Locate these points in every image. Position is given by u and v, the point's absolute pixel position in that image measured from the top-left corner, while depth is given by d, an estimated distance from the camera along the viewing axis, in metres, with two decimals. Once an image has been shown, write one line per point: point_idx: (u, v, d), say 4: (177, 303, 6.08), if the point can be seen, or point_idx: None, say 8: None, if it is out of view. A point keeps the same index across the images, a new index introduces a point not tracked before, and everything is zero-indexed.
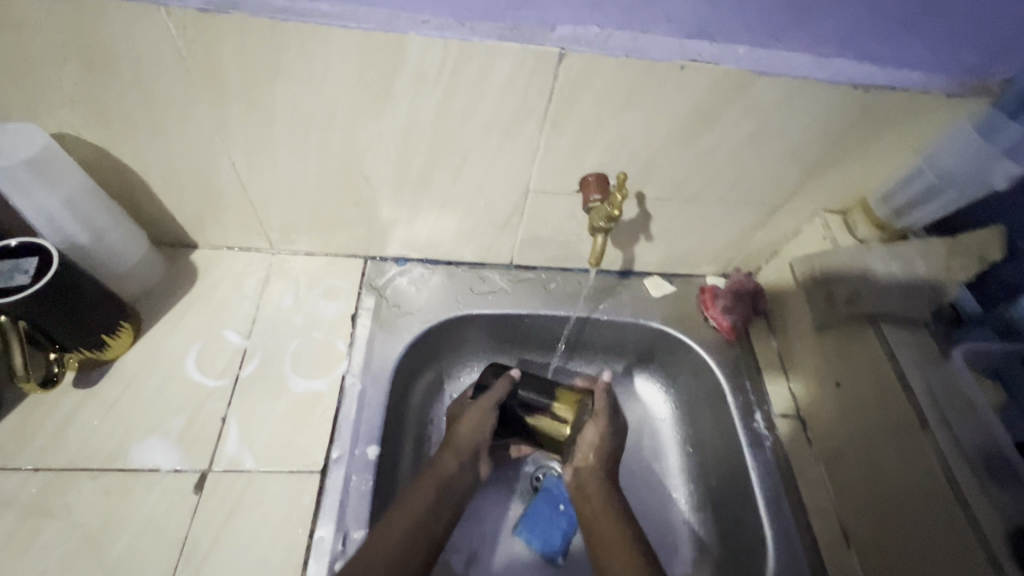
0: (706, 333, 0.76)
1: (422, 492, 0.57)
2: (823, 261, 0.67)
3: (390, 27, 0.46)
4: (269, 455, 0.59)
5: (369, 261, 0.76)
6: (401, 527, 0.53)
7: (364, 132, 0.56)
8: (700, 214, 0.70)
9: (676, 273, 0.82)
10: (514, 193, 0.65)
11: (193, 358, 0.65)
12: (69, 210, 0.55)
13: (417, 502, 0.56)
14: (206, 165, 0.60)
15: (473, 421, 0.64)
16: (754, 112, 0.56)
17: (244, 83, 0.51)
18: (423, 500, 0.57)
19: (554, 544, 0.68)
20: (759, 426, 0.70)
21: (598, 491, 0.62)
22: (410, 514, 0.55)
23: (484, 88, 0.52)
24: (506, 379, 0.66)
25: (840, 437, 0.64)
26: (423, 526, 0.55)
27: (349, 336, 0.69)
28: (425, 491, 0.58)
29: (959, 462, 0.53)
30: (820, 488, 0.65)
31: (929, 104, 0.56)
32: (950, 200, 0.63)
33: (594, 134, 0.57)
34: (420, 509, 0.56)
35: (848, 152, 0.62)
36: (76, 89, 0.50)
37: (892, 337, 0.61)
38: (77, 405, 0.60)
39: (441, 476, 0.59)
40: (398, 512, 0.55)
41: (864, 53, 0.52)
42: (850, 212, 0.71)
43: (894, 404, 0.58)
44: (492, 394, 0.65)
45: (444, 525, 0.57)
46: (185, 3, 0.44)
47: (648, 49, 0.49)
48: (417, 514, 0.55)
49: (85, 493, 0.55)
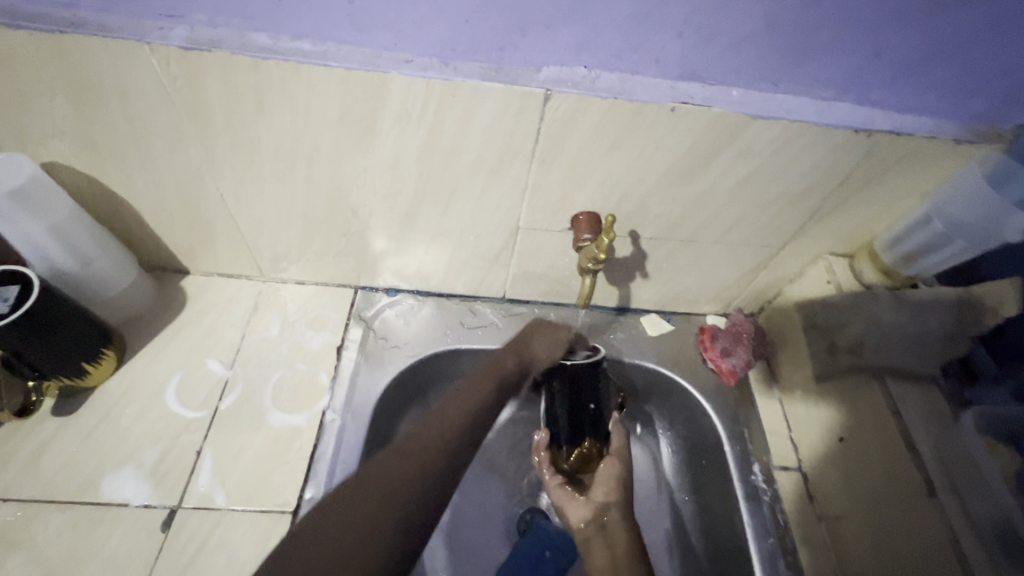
0: (703, 376, 0.73)
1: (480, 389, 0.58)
2: (825, 307, 0.65)
3: (372, 66, 0.46)
4: (241, 492, 0.58)
5: (359, 290, 0.75)
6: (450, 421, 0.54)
7: (350, 166, 0.55)
8: (698, 254, 0.68)
9: (675, 311, 0.79)
10: (505, 228, 0.63)
11: (174, 387, 0.64)
12: (57, 239, 0.56)
13: (471, 397, 0.57)
14: (194, 195, 0.60)
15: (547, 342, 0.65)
16: (749, 155, 0.54)
17: (229, 117, 0.51)
18: (479, 398, 0.57)
19: None
20: (757, 479, 0.65)
21: (620, 533, 0.56)
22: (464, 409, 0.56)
23: (470, 127, 0.51)
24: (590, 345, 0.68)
25: (845, 498, 0.60)
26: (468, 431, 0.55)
27: (333, 369, 0.68)
28: (484, 386, 0.59)
29: (968, 534, 0.50)
30: (824, 553, 0.60)
31: (936, 150, 0.53)
32: (958, 251, 0.60)
33: (584, 175, 0.56)
34: (470, 407, 0.56)
35: (854, 196, 0.59)
36: (65, 122, 0.51)
37: (898, 393, 0.59)
38: (53, 432, 0.60)
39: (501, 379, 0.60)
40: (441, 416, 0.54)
41: (865, 96, 0.50)
42: (856, 256, 0.68)
43: (900, 468, 0.55)
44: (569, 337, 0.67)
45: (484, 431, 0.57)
46: (168, 40, 0.44)
47: (636, 91, 0.48)
48: (471, 408, 0.56)
49: (51, 526, 0.54)
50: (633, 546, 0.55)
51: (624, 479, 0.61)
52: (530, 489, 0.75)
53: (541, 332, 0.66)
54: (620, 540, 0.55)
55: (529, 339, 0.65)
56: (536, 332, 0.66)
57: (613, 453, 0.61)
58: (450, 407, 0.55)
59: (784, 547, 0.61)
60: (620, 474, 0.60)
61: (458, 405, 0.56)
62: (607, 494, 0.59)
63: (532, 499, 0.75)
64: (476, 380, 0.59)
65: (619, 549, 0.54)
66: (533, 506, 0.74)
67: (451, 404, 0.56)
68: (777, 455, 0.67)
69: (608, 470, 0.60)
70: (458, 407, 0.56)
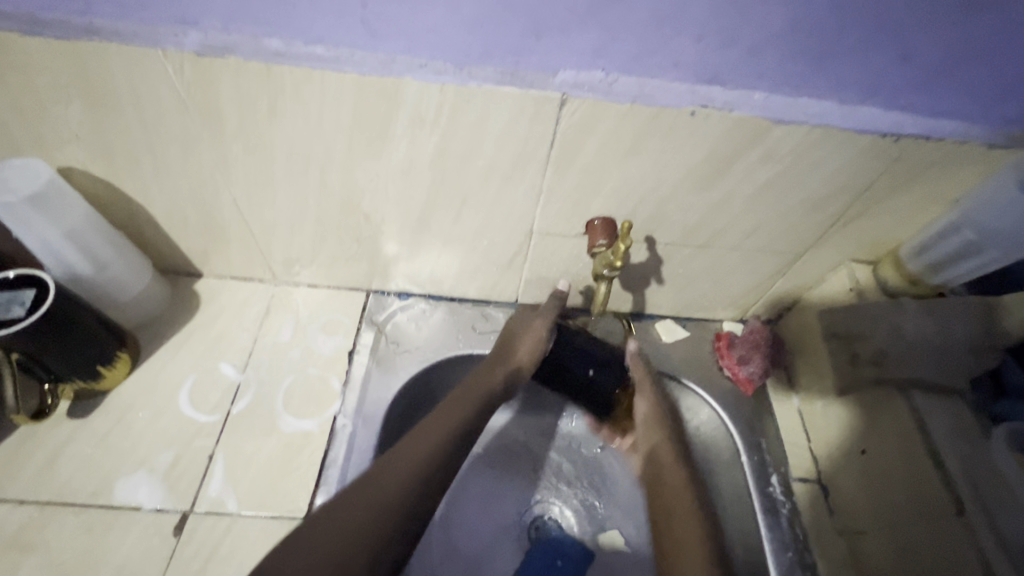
0: (720, 384, 0.72)
1: (466, 400, 0.59)
2: (847, 315, 0.64)
3: (386, 70, 0.45)
4: (253, 497, 0.58)
5: (371, 294, 0.74)
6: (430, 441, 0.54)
7: (362, 171, 0.55)
8: (716, 260, 0.66)
9: (690, 317, 0.77)
10: (518, 234, 0.62)
11: (187, 391, 0.65)
12: (73, 243, 0.56)
13: (458, 410, 0.58)
14: (207, 199, 0.59)
15: (531, 339, 0.65)
16: (770, 161, 0.52)
17: (242, 123, 0.50)
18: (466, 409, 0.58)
19: None
20: (776, 491, 0.63)
21: (671, 467, 0.61)
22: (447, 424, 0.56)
23: (484, 131, 0.50)
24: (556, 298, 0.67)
25: (867, 514, 0.59)
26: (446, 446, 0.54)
27: (344, 374, 0.67)
28: (467, 401, 0.59)
29: (999, 554, 0.48)
30: (843, 568, 0.59)
31: (966, 156, 0.51)
32: (989, 259, 0.58)
33: (599, 179, 0.55)
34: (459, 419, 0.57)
35: (879, 202, 0.57)
36: (80, 127, 0.51)
37: (925, 407, 0.57)
38: (69, 435, 0.60)
39: (489, 387, 0.61)
40: (421, 435, 0.55)
41: (896, 101, 0.47)
42: (879, 263, 0.66)
43: (927, 485, 0.53)
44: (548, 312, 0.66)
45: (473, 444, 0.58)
46: (182, 46, 0.44)
47: (656, 95, 0.47)
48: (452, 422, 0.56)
49: (65, 529, 0.55)
50: (684, 480, 0.60)
51: (659, 411, 0.65)
52: (542, 494, 0.75)
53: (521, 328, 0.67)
54: (672, 473, 0.61)
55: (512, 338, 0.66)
56: (515, 330, 0.67)
57: (641, 392, 0.66)
58: (432, 425, 0.56)
59: (802, 563, 0.59)
60: (654, 410, 0.65)
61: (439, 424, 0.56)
62: (650, 430, 0.65)
63: (542, 506, 0.74)
64: (463, 392, 0.60)
65: (674, 484, 0.60)
66: (545, 513, 0.73)
67: (434, 423, 0.56)
68: (796, 466, 0.66)
69: (643, 410, 0.65)
70: (439, 426, 0.56)
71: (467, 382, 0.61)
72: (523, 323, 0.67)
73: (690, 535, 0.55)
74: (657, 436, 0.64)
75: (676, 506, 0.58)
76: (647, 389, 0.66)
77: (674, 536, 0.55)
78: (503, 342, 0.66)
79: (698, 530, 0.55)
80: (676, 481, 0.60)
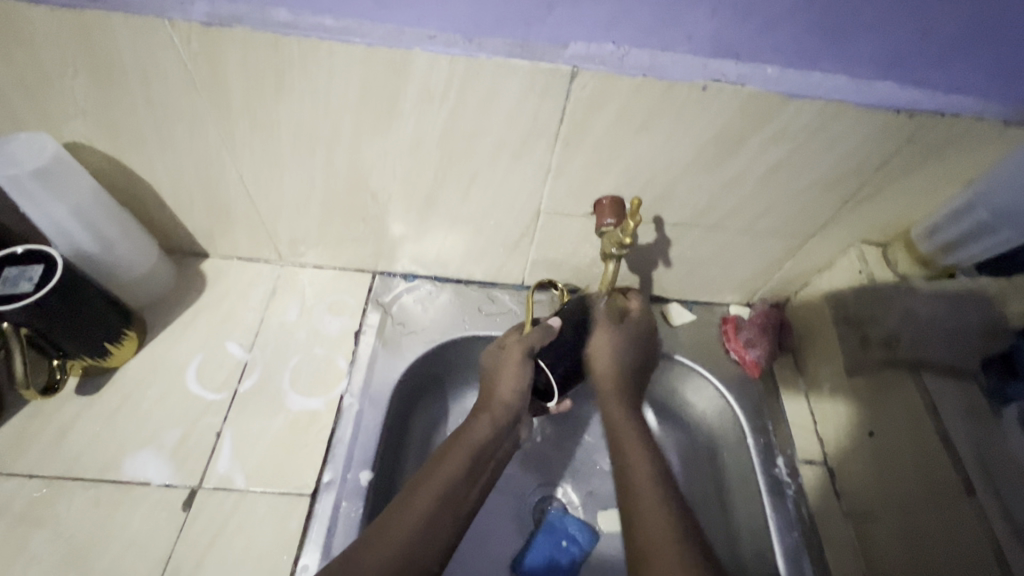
0: (727, 367, 0.71)
1: (452, 459, 0.53)
2: (858, 298, 0.63)
3: (395, 42, 0.45)
4: (260, 474, 0.58)
5: (378, 276, 0.74)
6: (420, 513, 0.49)
7: (369, 148, 0.55)
8: (725, 241, 0.66)
9: (697, 300, 0.77)
10: (525, 213, 0.62)
11: (194, 370, 0.65)
12: (78, 219, 0.56)
13: (447, 473, 0.52)
14: (214, 177, 0.59)
15: (510, 375, 0.57)
16: (782, 139, 0.52)
17: (248, 98, 0.50)
18: (452, 473, 0.53)
19: (561, 563, 0.66)
20: (781, 472, 0.64)
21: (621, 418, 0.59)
22: (437, 487, 0.51)
23: (493, 106, 0.50)
24: (544, 327, 0.59)
25: (873, 494, 0.59)
26: (449, 492, 0.51)
27: (351, 354, 0.67)
28: (453, 459, 0.54)
29: (1005, 532, 0.48)
30: (848, 548, 0.60)
31: (983, 133, 0.50)
32: (1003, 240, 0.57)
33: (609, 157, 0.54)
34: (446, 486, 0.51)
35: (892, 182, 0.56)
36: (86, 102, 0.50)
37: (934, 387, 0.56)
38: (78, 412, 0.61)
39: (473, 441, 0.55)
40: (410, 506, 0.49)
41: (909, 76, 0.47)
42: (890, 245, 0.65)
43: (936, 465, 0.53)
44: (527, 341, 0.58)
45: (472, 503, 0.53)
46: (189, 16, 0.44)
47: (668, 68, 0.46)
48: (442, 490, 0.51)
49: (75, 503, 0.55)
50: (631, 424, 0.58)
51: (612, 348, 0.61)
52: (545, 478, 0.74)
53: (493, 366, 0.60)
54: (623, 424, 0.58)
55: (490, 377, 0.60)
56: (487, 369, 0.60)
57: (597, 329, 0.61)
58: (418, 493, 0.50)
59: (807, 542, 0.60)
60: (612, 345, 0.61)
61: (426, 492, 0.50)
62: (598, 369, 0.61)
63: (549, 488, 0.74)
64: (447, 449, 0.55)
65: (623, 433, 0.57)
66: (548, 497, 0.73)
67: (419, 491, 0.51)
68: (802, 448, 0.66)
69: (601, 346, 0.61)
70: (425, 497, 0.50)
71: (452, 440, 0.56)
72: (493, 359, 0.60)
73: (645, 488, 0.51)
74: (607, 369, 0.60)
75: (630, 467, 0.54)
76: (603, 325, 0.62)
77: (628, 484, 0.52)
78: (485, 387, 0.60)
79: (648, 479, 0.52)
80: (625, 428, 0.58)
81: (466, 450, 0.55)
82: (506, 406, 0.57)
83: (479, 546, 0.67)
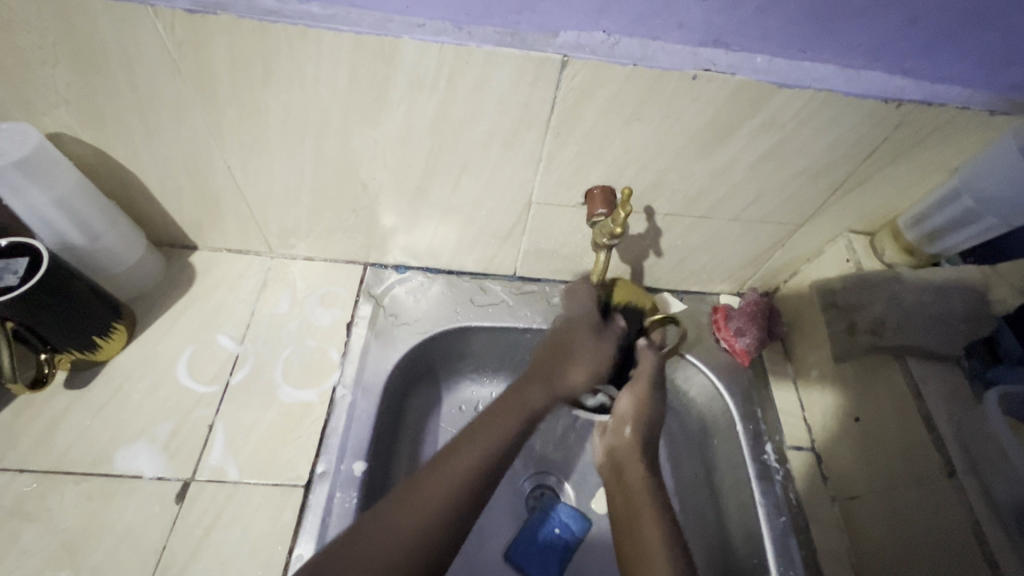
0: (717, 355, 0.72)
1: (508, 413, 0.56)
2: (845, 287, 0.64)
3: (383, 30, 0.44)
4: (254, 466, 0.58)
5: (369, 267, 0.74)
6: (460, 476, 0.50)
7: (358, 138, 0.54)
8: (715, 231, 0.66)
9: (687, 290, 0.78)
10: (517, 204, 0.62)
11: (185, 362, 0.64)
12: (64, 212, 0.55)
13: (498, 432, 0.54)
14: (202, 168, 0.59)
15: (587, 358, 0.61)
16: (772, 128, 0.52)
17: (236, 88, 0.49)
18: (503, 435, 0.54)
19: (556, 545, 0.67)
20: (770, 458, 0.65)
21: (639, 479, 0.57)
22: (484, 445, 0.53)
23: (484, 96, 0.49)
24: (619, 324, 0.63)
25: (860, 478, 0.60)
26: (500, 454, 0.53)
27: (343, 346, 0.67)
28: (506, 419, 0.56)
29: (989, 517, 0.49)
30: (834, 530, 0.61)
31: (969, 122, 0.51)
32: (988, 226, 0.57)
33: (600, 147, 0.54)
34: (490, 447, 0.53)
35: (879, 171, 0.57)
36: (69, 91, 0.49)
37: (919, 373, 0.58)
38: (68, 405, 0.60)
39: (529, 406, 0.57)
40: (452, 465, 0.51)
41: (897, 66, 0.47)
42: (877, 234, 0.66)
43: (920, 449, 0.54)
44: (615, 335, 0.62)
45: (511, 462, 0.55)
46: (172, 3, 0.43)
47: (658, 58, 0.46)
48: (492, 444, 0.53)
49: (67, 497, 0.55)
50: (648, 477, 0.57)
51: (642, 418, 0.61)
52: (538, 467, 0.75)
53: (603, 363, 0.61)
54: (637, 479, 0.57)
55: (597, 370, 0.61)
56: (594, 358, 0.61)
57: (628, 389, 0.62)
58: (464, 446, 0.52)
59: (795, 526, 0.61)
60: (638, 405, 0.61)
61: (471, 452, 0.52)
62: (627, 433, 0.61)
63: (545, 476, 0.75)
64: (500, 411, 0.56)
65: (643, 516, 0.53)
66: (542, 484, 0.74)
67: (466, 446, 0.52)
68: (791, 434, 0.67)
69: (626, 405, 0.62)
70: (473, 450, 0.52)
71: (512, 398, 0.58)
72: (597, 347, 0.62)
73: (654, 522, 0.52)
74: (634, 437, 0.60)
75: (640, 531, 0.52)
76: (640, 385, 0.62)
77: (638, 532, 0.52)
78: (555, 354, 0.61)
79: (660, 543, 0.50)
80: (639, 485, 0.56)
81: (521, 413, 0.56)
82: (567, 383, 0.61)
83: (482, 532, 0.69)
